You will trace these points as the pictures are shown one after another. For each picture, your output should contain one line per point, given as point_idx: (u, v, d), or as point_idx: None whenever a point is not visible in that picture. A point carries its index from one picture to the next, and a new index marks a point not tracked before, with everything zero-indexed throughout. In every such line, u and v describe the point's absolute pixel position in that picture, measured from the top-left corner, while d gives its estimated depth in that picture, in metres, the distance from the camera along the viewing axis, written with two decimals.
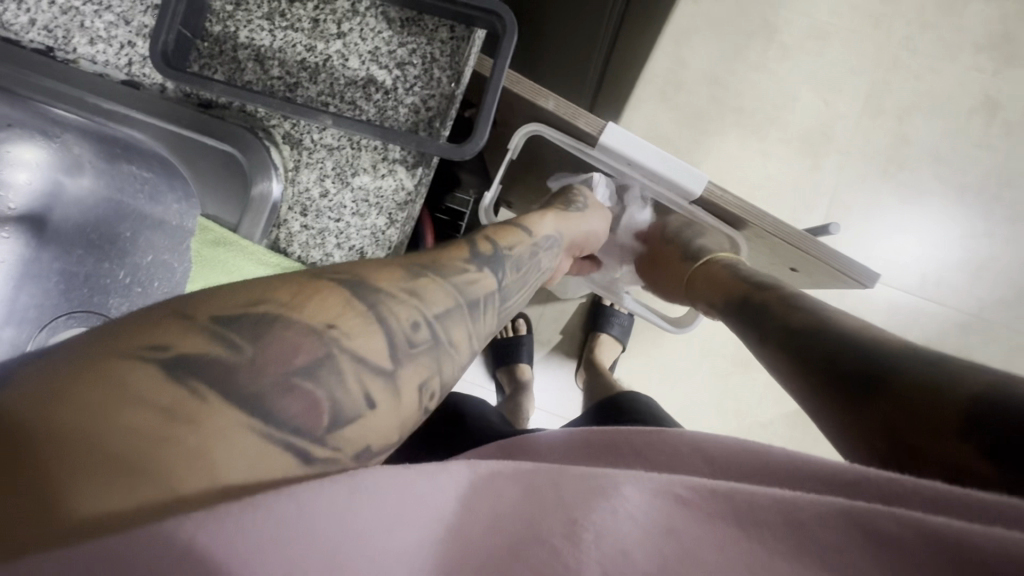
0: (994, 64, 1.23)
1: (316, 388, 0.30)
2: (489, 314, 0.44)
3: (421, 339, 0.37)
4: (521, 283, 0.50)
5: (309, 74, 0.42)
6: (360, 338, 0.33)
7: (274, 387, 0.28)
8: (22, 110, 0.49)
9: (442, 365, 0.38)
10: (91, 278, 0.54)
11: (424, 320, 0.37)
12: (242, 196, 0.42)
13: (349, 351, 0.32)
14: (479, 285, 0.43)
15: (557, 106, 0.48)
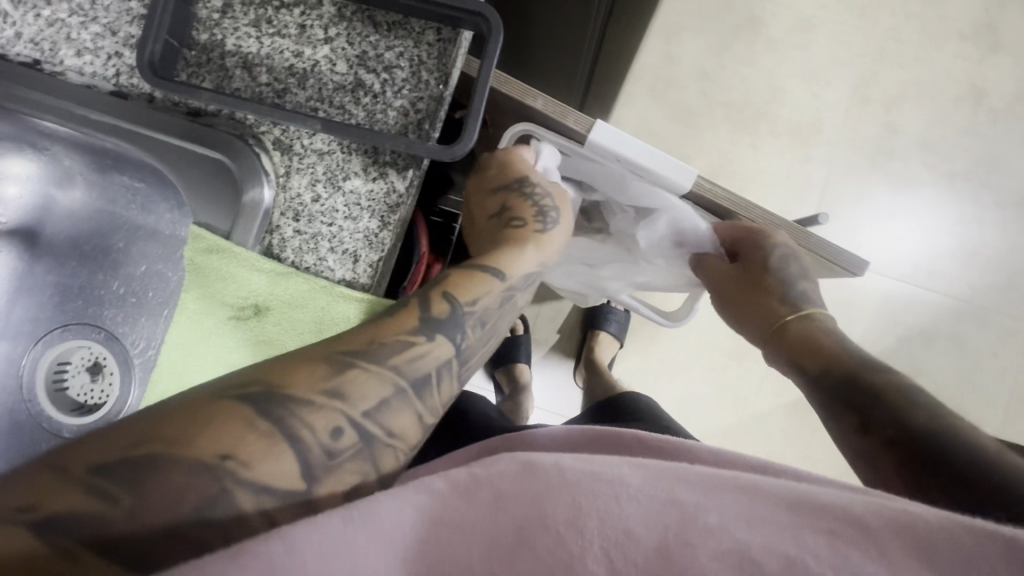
0: (977, 52, 1.25)
1: (239, 510, 0.30)
2: (444, 386, 0.41)
3: (344, 445, 0.35)
4: (488, 337, 0.45)
5: (297, 80, 0.42)
6: (272, 466, 0.32)
7: (195, 499, 0.30)
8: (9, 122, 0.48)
9: (381, 457, 0.37)
10: (85, 290, 0.55)
11: (347, 424, 0.35)
12: (234, 203, 0.42)
13: (253, 480, 0.31)
14: (428, 358, 0.40)
15: (545, 105, 0.49)
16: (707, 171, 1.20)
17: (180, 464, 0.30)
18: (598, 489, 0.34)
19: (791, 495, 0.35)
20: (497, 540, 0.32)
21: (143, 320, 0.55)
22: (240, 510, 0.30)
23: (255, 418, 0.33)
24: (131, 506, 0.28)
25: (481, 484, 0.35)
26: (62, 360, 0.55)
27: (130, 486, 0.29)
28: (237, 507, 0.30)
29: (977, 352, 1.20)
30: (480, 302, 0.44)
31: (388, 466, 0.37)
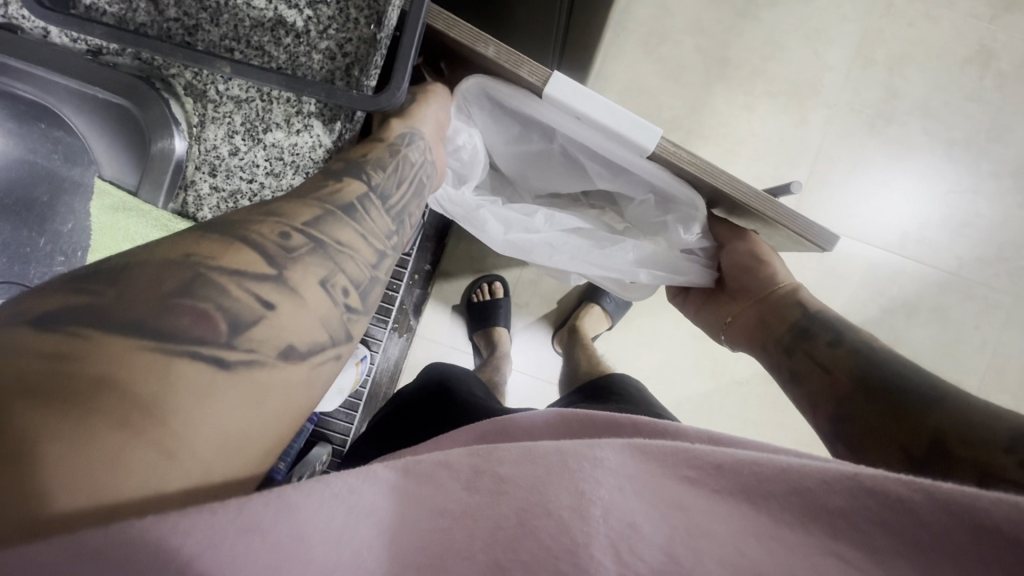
0: (989, 11, 1.18)
1: (221, 289, 0.31)
2: (375, 215, 0.40)
3: (298, 243, 0.35)
4: (399, 181, 0.42)
5: (210, 15, 0.37)
6: (237, 257, 0.33)
7: (173, 280, 0.31)
8: None
9: (340, 260, 0.37)
10: (10, 248, 0.51)
11: (292, 227, 0.35)
12: (143, 155, 0.38)
13: (225, 268, 0.32)
14: (348, 188, 0.39)
15: (498, 53, 0.44)
16: (699, 133, 1.15)
17: (149, 265, 0.31)
18: (599, 477, 0.33)
19: (781, 477, 0.31)
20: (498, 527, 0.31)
21: None
22: (225, 291, 0.32)
23: (209, 232, 0.34)
24: (115, 294, 0.29)
25: (480, 481, 0.33)
26: None
27: (111, 281, 0.30)
28: (218, 285, 0.31)
29: (959, 325, 1.19)
30: (371, 154, 0.42)
31: (354, 269, 0.37)
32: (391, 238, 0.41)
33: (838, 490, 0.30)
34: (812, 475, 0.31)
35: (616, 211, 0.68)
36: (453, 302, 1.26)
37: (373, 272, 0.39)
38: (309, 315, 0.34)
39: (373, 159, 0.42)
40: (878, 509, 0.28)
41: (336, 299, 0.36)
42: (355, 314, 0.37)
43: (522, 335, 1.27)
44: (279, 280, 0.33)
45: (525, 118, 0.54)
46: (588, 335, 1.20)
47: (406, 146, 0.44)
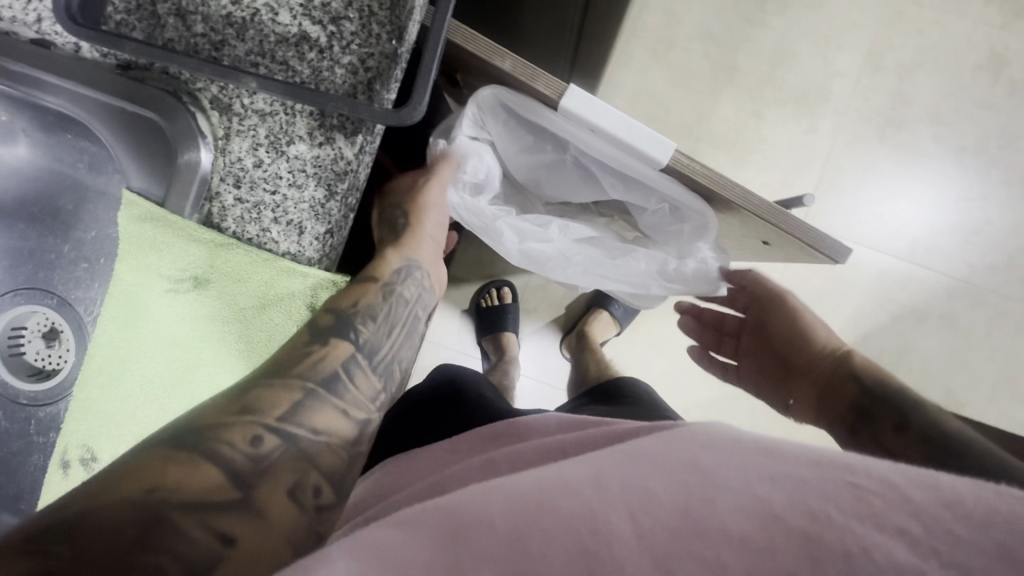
0: (1000, 17, 1.17)
1: (179, 529, 0.34)
2: (359, 380, 0.44)
3: (269, 447, 0.39)
4: (388, 330, 0.45)
5: (236, 31, 0.38)
6: (197, 479, 0.36)
7: (130, 527, 0.32)
8: None
9: (314, 454, 0.40)
10: (36, 256, 0.53)
11: (264, 430, 0.39)
12: (169, 166, 0.39)
13: (183, 499, 0.35)
14: (329, 359, 0.42)
15: (514, 66, 0.45)
16: (709, 139, 1.15)
17: (100, 508, 0.33)
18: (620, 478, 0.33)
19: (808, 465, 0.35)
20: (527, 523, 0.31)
21: (95, 285, 0.53)
22: (182, 532, 0.34)
23: (178, 449, 0.36)
24: (70, 551, 0.31)
25: None
26: (19, 329, 0.54)
27: (63, 540, 0.31)
28: (177, 524, 0.34)
29: (970, 332, 1.18)
30: (362, 302, 0.44)
31: (328, 461, 0.41)
32: (377, 399, 0.45)
33: (860, 475, 0.33)
34: (836, 466, 0.34)
35: (626, 220, 0.68)
36: (461, 307, 1.27)
37: (352, 452, 0.42)
38: (276, 531, 0.36)
39: (364, 306, 0.44)
40: (898, 496, 0.32)
41: (305, 506, 0.38)
42: (328, 507, 0.40)
43: (530, 340, 1.27)
44: (245, 504, 0.36)
45: (539, 129, 0.54)
46: (597, 341, 1.21)
47: (401, 284, 0.47)
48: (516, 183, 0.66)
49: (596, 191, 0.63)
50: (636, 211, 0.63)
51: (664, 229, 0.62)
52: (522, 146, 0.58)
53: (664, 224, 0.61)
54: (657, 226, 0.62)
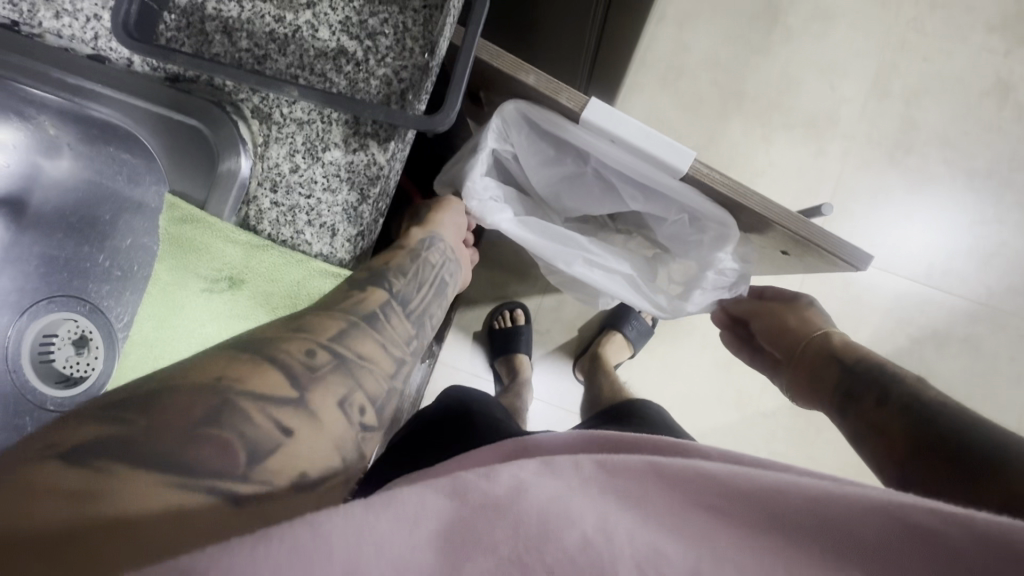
0: (1004, 44, 1.20)
1: (246, 416, 0.36)
2: (393, 320, 0.44)
3: (321, 362, 0.40)
4: (418, 285, 0.47)
5: (278, 46, 0.40)
6: (263, 380, 0.37)
7: (202, 409, 0.35)
8: None
9: (360, 377, 0.41)
10: (71, 263, 0.55)
11: (318, 345, 0.39)
12: (211, 173, 0.41)
13: (251, 391, 0.37)
14: (371, 298, 0.43)
15: (538, 82, 0.47)
16: (719, 162, 1.17)
17: (181, 389, 0.35)
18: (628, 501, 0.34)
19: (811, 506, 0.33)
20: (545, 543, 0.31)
21: (127, 294, 0.55)
22: (248, 419, 0.36)
23: (240, 350, 0.38)
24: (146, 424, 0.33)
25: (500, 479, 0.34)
26: (50, 333, 0.55)
27: (142, 411, 0.34)
28: (245, 413, 0.36)
29: (991, 356, 1.17)
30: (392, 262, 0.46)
31: (373, 385, 0.41)
32: (410, 343, 0.45)
33: (862, 514, 0.32)
34: (839, 503, 0.33)
35: (644, 236, 0.70)
36: (474, 329, 1.27)
37: (391, 383, 0.43)
38: (326, 441, 0.38)
39: (395, 266, 0.46)
40: (907, 538, 0.31)
41: (353, 422, 0.40)
42: (370, 428, 0.41)
43: (543, 362, 1.27)
44: (303, 405, 0.38)
45: (561, 141, 0.56)
46: (610, 363, 1.20)
47: (427, 250, 0.49)
48: (539, 200, 0.68)
49: (616, 204, 0.64)
50: (655, 223, 0.65)
51: (682, 240, 0.63)
52: (544, 158, 0.60)
53: (683, 236, 0.62)
54: (675, 237, 0.63)
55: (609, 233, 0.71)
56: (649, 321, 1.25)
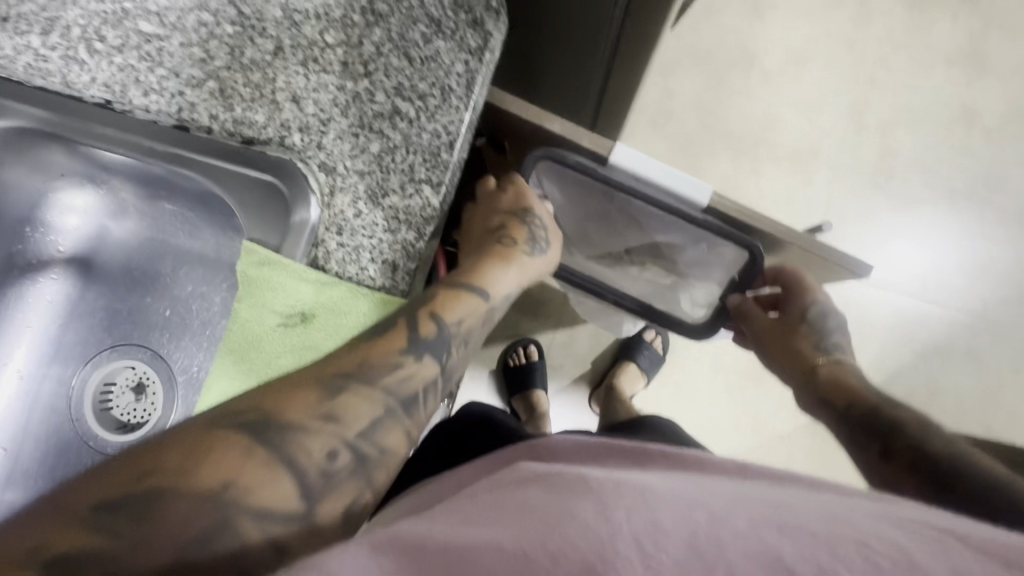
0: (965, 75, 1.31)
1: (252, 509, 0.33)
2: (429, 403, 0.42)
3: (342, 465, 0.36)
4: (465, 349, 0.47)
5: (340, 109, 0.47)
6: (267, 486, 0.33)
7: (199, 526, 0.31)
8: (68, 154, 0.52)
9: (373, 473, 0.37)
10: (134, 313, 0.58)
11: (345, 442, 0.37)
12: (284, 222, 0.46)
13: (255, 503, 0.33)
14: (416, 378, 0.42)
15: (563, 127, 0.55)
16: None
17: (184, 494, 0.31)
18: (626, 496, 0.31)
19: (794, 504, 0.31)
20: (525, 530, 0.28)
21: (186, 341, 0.58)
22: (280, 466, 0.34)
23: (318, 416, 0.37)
24: (139, 535, 0.30)
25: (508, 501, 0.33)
26: (109, 381, 0.58)
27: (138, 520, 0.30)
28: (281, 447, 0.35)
29: (996, 366, 1.20)
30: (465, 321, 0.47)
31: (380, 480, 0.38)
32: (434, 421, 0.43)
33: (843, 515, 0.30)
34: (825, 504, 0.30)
35: (659, 266, 0.73)
36: (490, 367, 1.30)
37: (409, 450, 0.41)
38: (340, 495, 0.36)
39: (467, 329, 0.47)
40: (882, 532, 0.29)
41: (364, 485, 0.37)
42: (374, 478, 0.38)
43: (559, 396, 1.29)
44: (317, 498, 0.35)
45: (583, 183, 0.63)
46: (625, 394, 1.22)
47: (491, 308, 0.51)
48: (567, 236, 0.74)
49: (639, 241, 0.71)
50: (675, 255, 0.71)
51: (702, 265, 0.68)
52: (575, 203, 0.68)
53: (703, 262, 0.68)
54: (695, 262, 0.69)
55: (626, 267, 0.75)
56: (660, 349, 1.28)
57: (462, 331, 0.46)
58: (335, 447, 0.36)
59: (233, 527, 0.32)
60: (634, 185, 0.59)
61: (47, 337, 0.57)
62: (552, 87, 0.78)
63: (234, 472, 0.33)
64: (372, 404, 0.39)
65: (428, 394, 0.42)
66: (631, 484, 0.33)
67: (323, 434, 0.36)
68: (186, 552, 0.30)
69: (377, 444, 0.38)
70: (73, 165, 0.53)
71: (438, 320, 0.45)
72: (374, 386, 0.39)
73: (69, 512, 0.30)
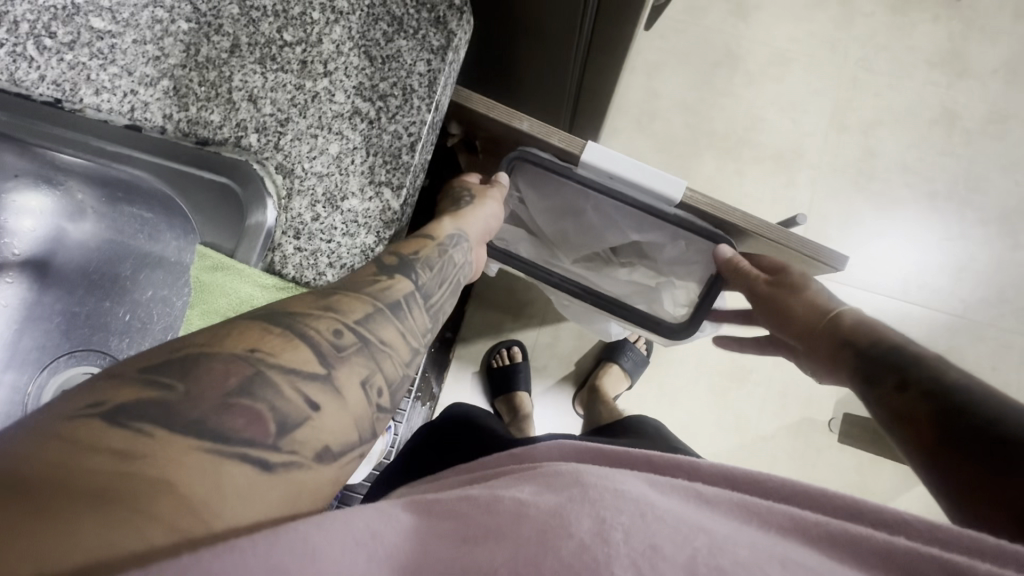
0: (946, 78, 1.31)
1: (276, 387, 0.33)
2: (414, 313, 0.44)
3: (348, 342, 0.38)
4: (440, 281, 0.48)
5: (299, 110, 0.45)
6: (293, 355, 0.34)
7: (236, 379, 0.32)
8: (21, 154, 0.47)
9: (380, 360, 0.39)
10: (92, 318, 0.49)
11: (345, 325, 0.38)
12: (239, 227, 0.45)
13: (281, 365, 0.34)
14: (394, 289, 0.43)
15: (532, 127, 0.55)
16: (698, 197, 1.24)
17: (216, 357, 0.32)
18: (621, 506, 0.30)
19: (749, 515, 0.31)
20: (518, 550, 0.28)
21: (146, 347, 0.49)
22: (277, 389, 0.33)
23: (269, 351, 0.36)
24: (185, 390, 0.30)
25: (501, 507, 0.32)
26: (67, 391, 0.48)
27: (182, 375, 0.31)
28: (273, 383, 0.33)
29: (977, 367, 1.21)
30: (421, 254, 0.47)
31: (390, 367, 0.39)
32: (426, 335, 0.44)
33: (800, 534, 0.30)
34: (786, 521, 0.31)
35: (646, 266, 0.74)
36: (473, 369, 1.28)
37: (406, 370, 0.41)
38: (346, 412, 0.35)
39: (423, 258, 0.47)
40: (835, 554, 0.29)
41: (371, 400, 0.37)
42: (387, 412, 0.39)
43: (542, 397, 1.28)
44: (327, 381, 0.35)
45: (558, 182, 0.63)
46: (608, 394, 1.21)
47: (453, 247, 0.51)
48: (549, 239, 0.74)
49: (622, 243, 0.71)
50: (655, 253, 0.71)
51: (683, 262, 0.68)
52: (552, 201, 0.68)
53: (683, 262, 0.68)
54: (676, 260, 0.69)
55: (614, 268, 0.76)
56: (644, 349, 1.27)
57: (421, 258, 0.47)
58: (339, 327, 0.38)
59: (265, 384, 0.32)
60: (605, 184, 0.58)
61: (4, 344, 0.48)
62: (528, 91, 0.76)
63: (257, 341, 0.34)
64: (364, 299, 0.40)
65: (410, 304, 0.43)
66: (623, 488, 0.32)
67: (325, 318, 0.38)
68: (226, 405, 0.31)
69: (376, 332, 0.40)
70: (26, 165, 0.48)
71: (401, 253, 0.45)
72: (359, 289, 0.41)
73: (119, 374, 0.30)
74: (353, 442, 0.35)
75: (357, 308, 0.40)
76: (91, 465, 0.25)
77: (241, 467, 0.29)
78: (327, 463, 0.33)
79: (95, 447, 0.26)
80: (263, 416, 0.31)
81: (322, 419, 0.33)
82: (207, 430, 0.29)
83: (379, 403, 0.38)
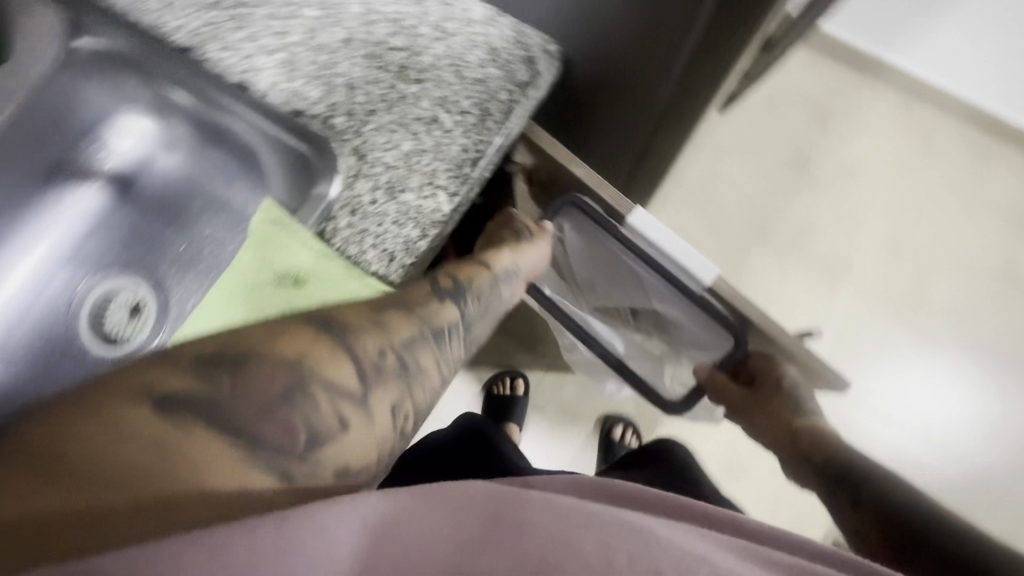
0: (1010, 230, 1.30)
1: (314, 402, 0.36)
2: (454, 342, 0.46)
3: (389, 367, 0.41)
4: (483, 312, 0.51)
5: (386, 105, 0.51)
6: (331, 369, 0.38)
7: (280, 383, 0.36)
8: (141, 86, 0.54)
9: (412, 388, 0.41)
10: (151, 240, 0.56)
11: (390, 349, 0.41)
12: (304, 191, 0.50)
13: (323, 380, 0.37)
14: (440, 316, 0.46)
15: (587, 174, 0.59)
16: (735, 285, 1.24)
17: (263, 358, 0.36)
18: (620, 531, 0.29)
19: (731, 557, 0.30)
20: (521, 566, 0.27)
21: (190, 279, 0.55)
22: (316, 407, 0.36)
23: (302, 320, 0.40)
24: (230, 391, 0.34)
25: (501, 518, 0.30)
26: (109, 299, 0.54)
27: (231, 374, 0.35)
28: (311, 398, 0.36)
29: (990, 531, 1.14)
30: (475, 282, 0.51)
31: (421, 395, 0.42)
32: (457, 368, 0.47)
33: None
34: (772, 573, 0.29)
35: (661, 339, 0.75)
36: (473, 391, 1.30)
37: (436, 395, 0.44)
38: (372, 434, 0.38)
39: (475, 286, 0.51)
40: None
41: (398, 425, 0.40)
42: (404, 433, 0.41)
43: (533, 437, 1.27)
44: (361, 400, 0.38)
45: (596, 239, 0.66)
46: None
47: (503, 282, 0.55)
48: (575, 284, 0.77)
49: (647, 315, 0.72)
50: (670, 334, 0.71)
51: (699, 342, 0.68)
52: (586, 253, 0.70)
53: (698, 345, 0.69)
54: (693, 342, 0.69)
55: (631, 329, 0.77)
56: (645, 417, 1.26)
57: (473, 288, 0.51)
58: (384, 350, 0.41)
59: (305, 399, 0.36)
60: (642, 248, 0.60)
61: (65, 246, 0.54)
62: (592, 143, 0.80)
63: (306, 349, 0.38)
64: (413, 322, 0.44)
65: (452, 333, 0.46)
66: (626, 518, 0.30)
67: (374, 337, 0.41)
68: (268, 412, 0.35)
69: (416, 358, 0.42)
70: (137, 92, 0.54)
71: (456, 280, 0.50)
72: (409, 310, 0.44)
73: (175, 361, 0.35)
74: (372, 463, 0.37)
75: (403, 330, 0.43)
76: (125, 452, 0.29)
77: (265, 473, 0.32)
78: (348, 482, 0.35)
79: (137, 433, 0.30)
80: (296, 428, 0.35)
81: (350, 436, 0.36)
82: (246, 435, 0.33)
83: (403, 427, 0.41)
